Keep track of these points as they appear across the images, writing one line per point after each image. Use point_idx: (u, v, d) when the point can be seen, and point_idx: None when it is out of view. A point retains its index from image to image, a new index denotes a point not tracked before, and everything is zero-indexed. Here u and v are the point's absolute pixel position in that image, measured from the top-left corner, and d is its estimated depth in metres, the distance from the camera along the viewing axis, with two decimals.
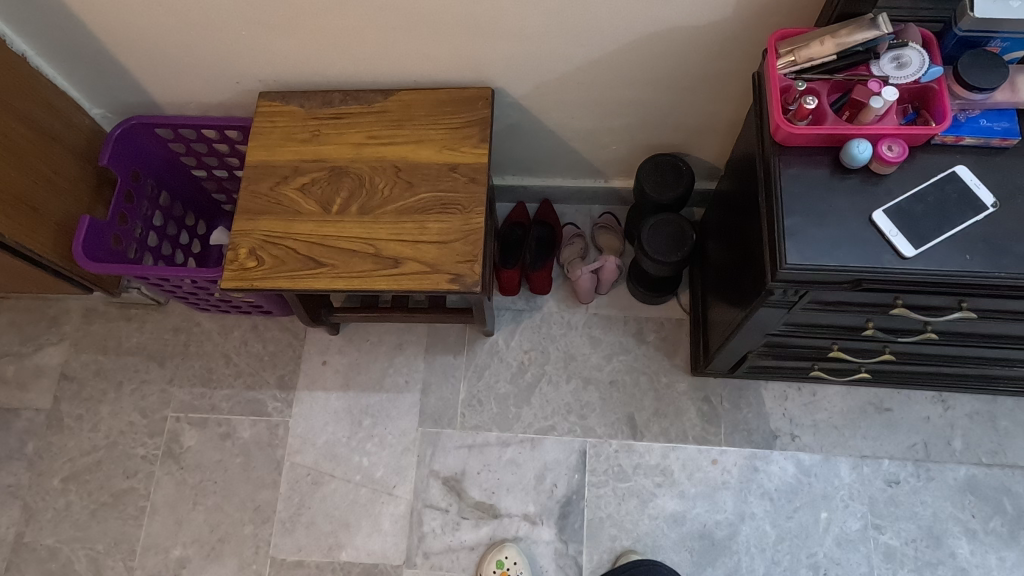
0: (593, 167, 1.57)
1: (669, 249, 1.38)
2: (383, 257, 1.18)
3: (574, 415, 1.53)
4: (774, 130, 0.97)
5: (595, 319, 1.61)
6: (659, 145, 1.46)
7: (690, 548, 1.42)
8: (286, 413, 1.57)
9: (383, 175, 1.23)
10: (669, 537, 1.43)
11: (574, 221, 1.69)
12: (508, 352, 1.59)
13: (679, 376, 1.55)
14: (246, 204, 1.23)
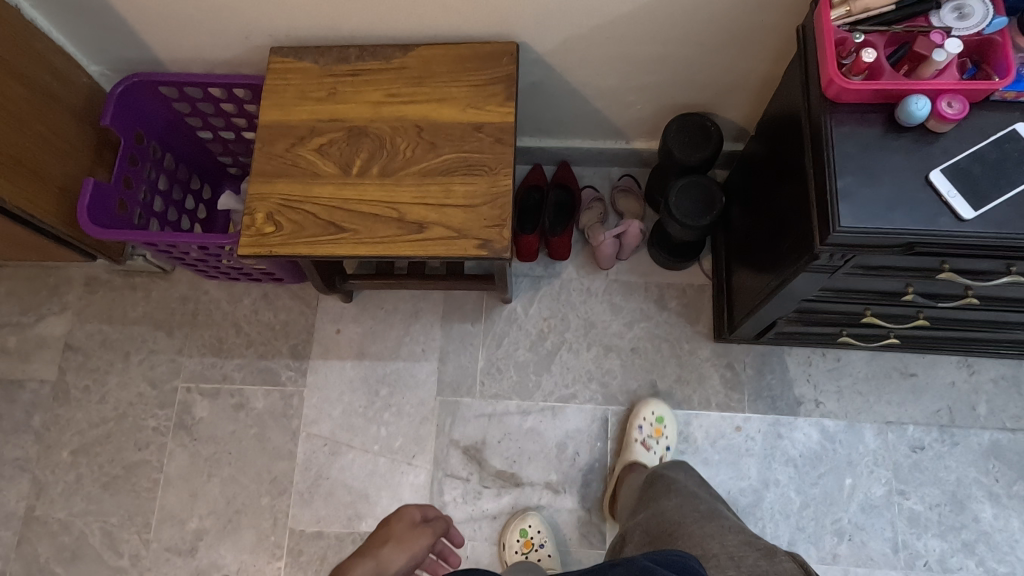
0: (615, 129, 1.51)
1: (697, 212, 1.34)
2: (407, 222, 1.13)
3: (596, 382, 1.50)
4: (826, 85, 0.92)
5: (615, 285, 1.57)
6: (686, 104, 1.41)
7: (696, 487, 1.22)
8: (300, 383, 1.53)
9: (405, 136, 1.18)
10: (676, 479, 1.22)
11: (592, 185, 1.64)
12: (527, 320, 1.56)
13: (702, 343, 1.52)
14: (261, 167, 1.17)
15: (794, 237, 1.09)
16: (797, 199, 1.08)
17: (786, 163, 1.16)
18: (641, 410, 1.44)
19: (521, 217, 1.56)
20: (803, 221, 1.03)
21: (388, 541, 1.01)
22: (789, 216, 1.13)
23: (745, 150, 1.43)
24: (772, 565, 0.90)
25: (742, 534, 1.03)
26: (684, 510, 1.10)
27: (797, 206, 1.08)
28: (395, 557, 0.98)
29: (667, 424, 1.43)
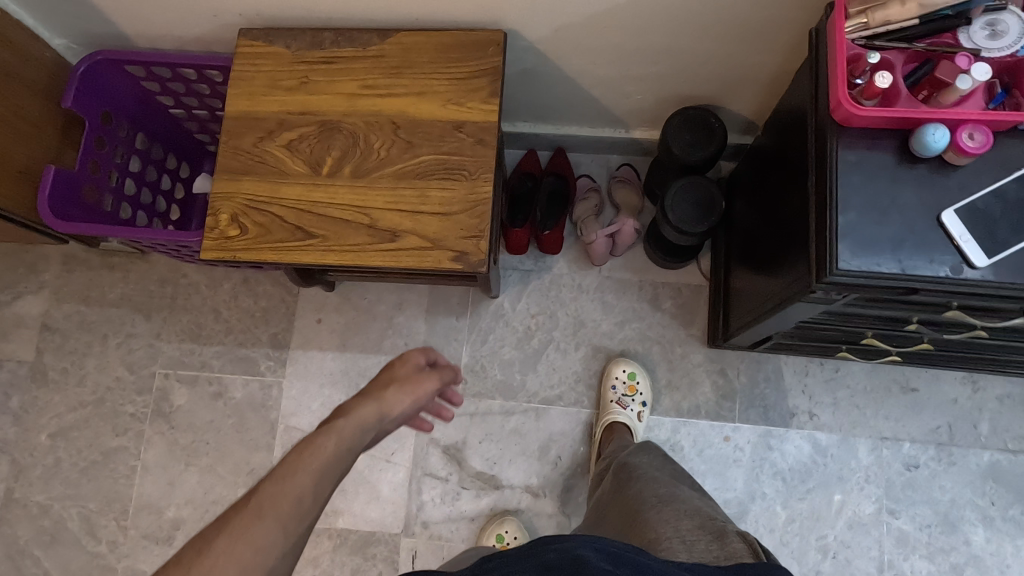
0: (614, 117, 1.41)
1: (693, 216, 1.26)
2: (379, 229, 1.06)
3: (582, 385, 1.46)
4: (834, 107, 0.83)
5: (608, 283, 1.50)
6: (690, 96, 1.30)
7: (659, 469, 1.15)
8: (279, 373, 1.50)
9: (380, 134, 1.09)
10: (639, 467, 1.15)
11: (589, 173, 1.56)
12: (514, 316, 1.50)
13: (695, 347, 1.46)
14: (226, 162, 1.10)
15: (795, 261, 1.01)
16: (799, 219, 1.00)
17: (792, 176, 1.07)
18: (613, 369, 1.43)
19: (512, 208, 1.49)
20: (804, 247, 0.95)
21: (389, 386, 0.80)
22: (791, 236, 1.05)
23: (753, 148, 1.34)
24: (725, 549, 0.87)
25: (699, 517, 0.95)
26: (642, 495, 1.04)
27: (799, 229, 1.00)
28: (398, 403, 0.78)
29: (640, 379, 1.41)
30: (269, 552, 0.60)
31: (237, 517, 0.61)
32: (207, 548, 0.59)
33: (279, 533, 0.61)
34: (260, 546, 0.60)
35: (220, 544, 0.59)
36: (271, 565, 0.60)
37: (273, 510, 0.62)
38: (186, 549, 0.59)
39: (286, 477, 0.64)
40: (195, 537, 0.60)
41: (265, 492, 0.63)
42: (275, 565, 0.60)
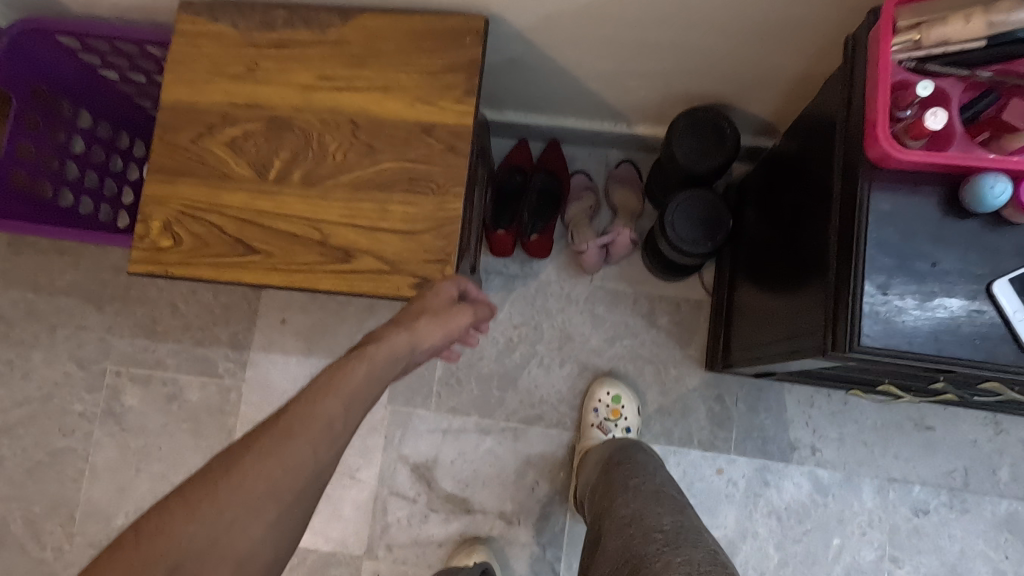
0: (614, 111, 1.25)
1: (696, 235, 1.11)
2: (331, 247, 0.92)
3: (566, 405, 1.34)
4: (869, 144, 0.68)
5: (599, 294, 1.36)
6: (700, 95, 1.14)
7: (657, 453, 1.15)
8: (239, 376, 1.39)
9: (337, 135, 0.95)
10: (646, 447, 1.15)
11: (585, 170, 1.41)
12: (495, 326, 1.37)
13: (690, 370, 1.34)
14: (160, 160, 0.96)
15: (806, 309, 0.87)
16: (812, 261, 0.86)
17: (808, 205, 0.92)
18: (596, 392, 1.31)
19: (498, 205, 1.36)
20: (818, 301, 0.82)
21: (423, 313, 0.83)
22: (802, 277, 0.91)
23: (769, 156, 1.18)
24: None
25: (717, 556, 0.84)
26: (618, 486, 1.00)
27: (811, 273, 0.86)
28: (432, 332, 0.81)
29: (626, 402, 1.29)
30: (305, 471, 0.60)
31: (269, 435, 0.60)
32: (240, 463, 0.59)
33: (312, 451, 0.61)
34: (296, 465, 0.60)
35: (255, 457, 0.59)
36: (305, 484, 0.60)
37: (308, 429, 0.62)
38: (219, 465, 0.59)
39: (318, 399, 0.64)
40: (231, 448, 0.60)
41: (296, 410, 0.63)
42: (311, 480, 0.61)
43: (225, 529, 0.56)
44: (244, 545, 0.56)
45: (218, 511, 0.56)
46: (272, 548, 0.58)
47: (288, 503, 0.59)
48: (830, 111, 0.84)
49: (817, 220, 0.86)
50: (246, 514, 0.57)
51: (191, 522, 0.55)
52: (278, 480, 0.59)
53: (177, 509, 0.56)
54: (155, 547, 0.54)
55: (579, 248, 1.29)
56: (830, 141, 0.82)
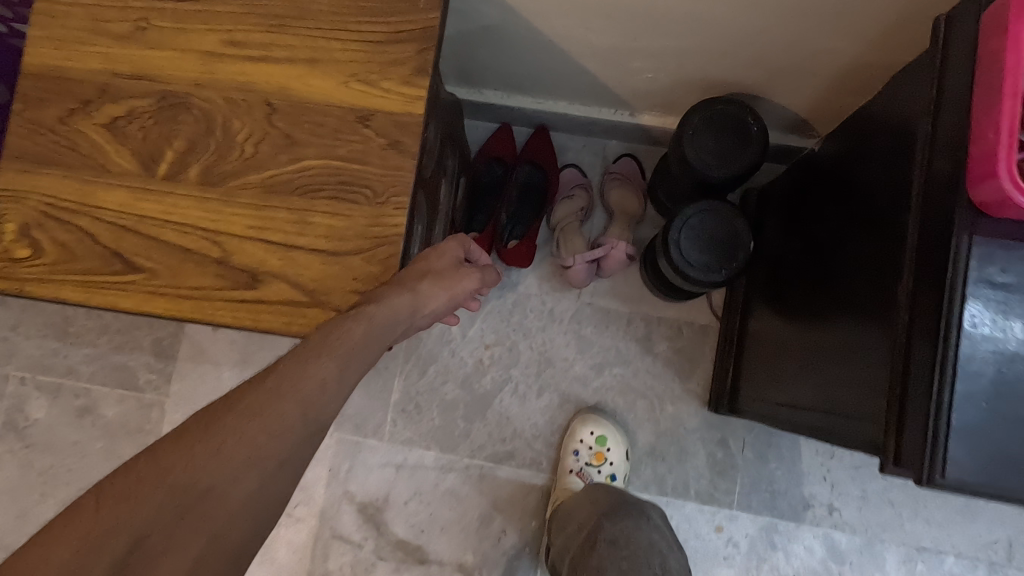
0: (614, 96, 1.03)
1: (708, 259, 0.89)
2: (232, 267, 0.71)
3: (541, 442, 1.14)
4: (981, 180, 0.46)
5: (587, 312, 1.16)
6: (721, 82, 0.92)
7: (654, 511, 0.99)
8: (162, 391, 1.19)
9: (247, 119, 0.72)
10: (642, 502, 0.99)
11: (577, 163, 1.19)
12: (463, 345, 1.17)
13: (690, 408, 1.13)
14: (18, 143, 0.74)
15: (840, 378, 0.67)
16: (852, 318, 0.66)
17: (849, 240, 0.72)
18: (576, 432, 1.10)
19: (474, 202, 1.16)
20: (862, 377, 0.62)
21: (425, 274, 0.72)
22: (834, 332, 0.71)
23: (802, 163, 0.96)
24: None
25: None
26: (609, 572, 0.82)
27: (851, 333, 0.66)
28: (434, 298, 0.71)
29: (611, 445, 1.08)
30: (288, 436, 0.56)
31: (251, 396, 0.56)
32: (219, 425, 0.55)
33: (296, 417, 0.57)
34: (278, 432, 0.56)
35: (236, 420, 0.55)
36: (290, 451, 0.56)
37: (292, 395, 0.58)
38: (197, 430, 0.54)
39: (306, 360, 0.60)
40: (212, 408, 0.56)
41: (277, 374, 0.58)
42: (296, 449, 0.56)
43: (198, 497, 0.52)
44: (218, 515, 0.52)
45: (193, 477, 0.52)
46: (253, 518, 0.53)
47: (271, 473, 0.54)
48: (898, 122, 0.63)
49: (864, 267, 0.65)
50: (223, 479, 0.53)
51: (163, 488, 0.51)
52: (258, 447, 0.55)
53: (147, 475, 0.51)
54: (122, 515, 0.50)
55: (565, 263, 1.08)
56: (895, 165, 0.61)
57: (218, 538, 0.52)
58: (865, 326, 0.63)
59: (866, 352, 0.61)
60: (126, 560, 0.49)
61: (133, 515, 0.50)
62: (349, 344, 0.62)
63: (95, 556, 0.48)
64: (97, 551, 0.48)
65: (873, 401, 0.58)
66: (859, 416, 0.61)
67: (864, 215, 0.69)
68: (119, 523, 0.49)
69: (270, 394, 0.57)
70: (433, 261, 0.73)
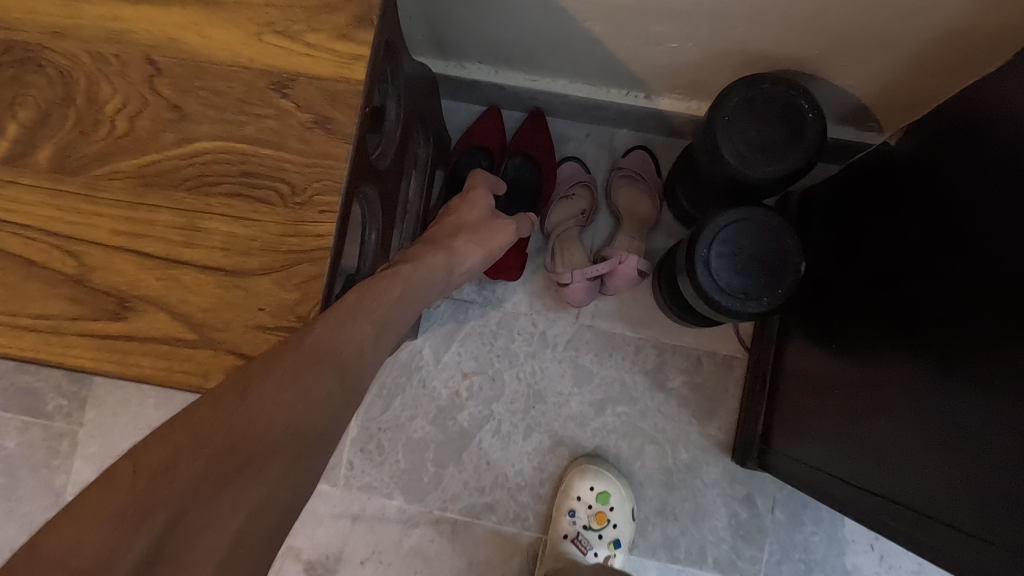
0: (627, 71, 0.83)
1: (745, 284, 0.69)
2: (94, 289, 0.51)
3: (529, 493, 0.94)
4: None
5: (586, 337, 0.96)
6: (765, 54, 0.72)
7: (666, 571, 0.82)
8: (75, 419, 0.99)
9: (120, 82, 0.52)
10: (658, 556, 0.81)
11: (578, 156, 0.99)
12: (437, 372, 0.97)
13: (709, 456, 0.93)
14: None
15: (909, 468, 0.57)
16: (928, 400, 0.57)
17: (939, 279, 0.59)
18: (572, 487, 0.91)
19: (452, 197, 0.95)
20: (951, 481, 0.52)
21: (458, 229, 0.75)
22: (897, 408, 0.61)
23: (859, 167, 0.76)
24: None
25: None
26: None
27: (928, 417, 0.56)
28: (471, 253, 0.73)
29: (614, 503, 0.90)
30: (334, 400, 0.46)
31: (290, 358, 0.45)
32: (256, 391, 0.43)
33: (340, 387, 0.47)
34: (323, 402, 0.45)
35: (276, 383, 0.44)
36: (327, 424, 0.45)
37: (334, 361, 0.47)
38: (231, 396, 0.42)
39: (344, 320, 0.49)
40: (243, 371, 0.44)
41: (317, 335, 0.47)
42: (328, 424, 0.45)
43: (237, 472, 0.40)
44: (262, 496, 0.41)
45: (230, 449, 0.40)
46: (291, 501, 0.42)
47: (308, 448, 0.44)
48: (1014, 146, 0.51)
49: (986, 323, 0.51)
50: (266, 449, 0.42)
51: (199, 462, 0.39)
52: (300, 417, 0.44)
53: (182, 443, 0.40)
54: (151, 492, 0.38)
55: (562, 279, 0.88)
56: (1000, 228, 0.51)
57: (262, 520, 0.40)
58: (957, 417, 0.53)
59: (963, 452, 0.51)
60: (160, 546, 0.37)
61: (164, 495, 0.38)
62: (384, 309, 0.53)
63: (122, 548, 0.36)
64: (134, 529, 0.36)
65: (983, 520, 0.48)
66: (948, 528, 0.51)
67: (971, 251, 0.55)
68: (150, 504, 0.37)
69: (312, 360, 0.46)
70: (464, 216, 0.78)
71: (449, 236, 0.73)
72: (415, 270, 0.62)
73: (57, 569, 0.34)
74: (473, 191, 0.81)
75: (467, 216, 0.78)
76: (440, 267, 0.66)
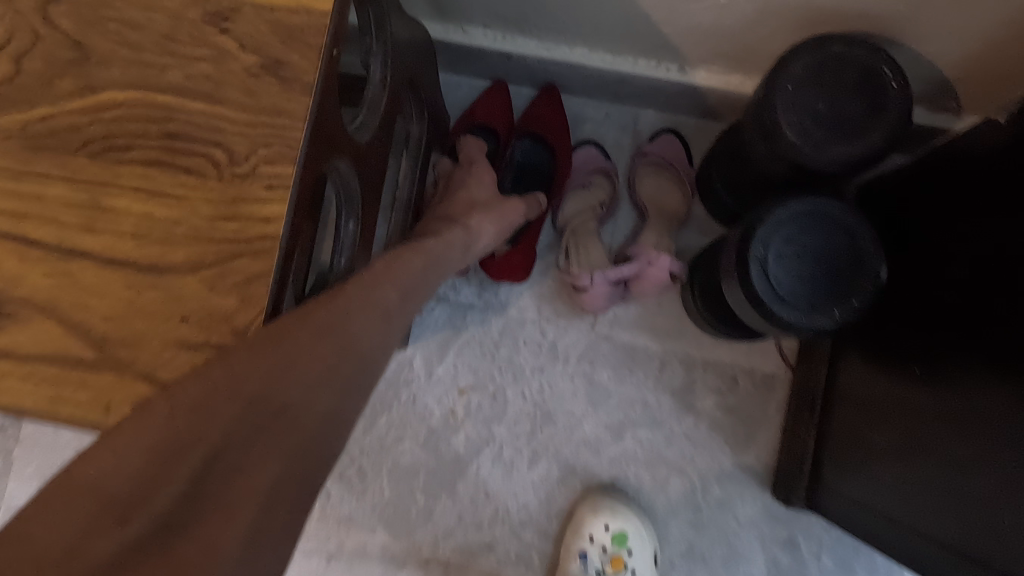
0: (660, 37, 0.70)
1: (810, 293, 0.56)
2: None
3: (533, 530, 0.81)
4: None
5: (602, 349, 0.83)
6: (835, 13, 0.59)
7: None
8: (9, 435, 0.86)
9: (3, 8, 0.39)
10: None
11: (597, 139, 0.85)
12: (429, 388, 0.83)
13: (744, 491, 0.80)
14: None
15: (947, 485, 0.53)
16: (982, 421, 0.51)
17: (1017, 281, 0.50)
18: (583, 525, 0.77)
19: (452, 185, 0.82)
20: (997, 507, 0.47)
21: (471, 205, 0.67)
22: (926, 404, 0.57)
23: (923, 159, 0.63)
24: None
25: None
26: None
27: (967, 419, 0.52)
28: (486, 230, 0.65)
29: (633, 545, 0.77)
30: (371, 357, 0.39)
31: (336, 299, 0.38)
32: (300, 334, 0.35)
33: (376, 342, 0.40)
34: (361, 356, 0.38)
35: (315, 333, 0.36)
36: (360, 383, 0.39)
37: (372, 315, 0.40)
38: (270, 336, 0.34)
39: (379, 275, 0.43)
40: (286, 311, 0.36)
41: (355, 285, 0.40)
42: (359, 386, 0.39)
43: (274, 417, 0.34)
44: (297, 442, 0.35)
45: (267, 395, 0.34)
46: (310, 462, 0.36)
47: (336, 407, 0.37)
48: None
49: None
50: (306, 394, 0.35)
51: (237, 404, 0.33)
52: (341, 370, 0.37)
53: (220, 378, 0.32)
54: (187, 431, 0.31)
55: (579, 284, 0.74)
56: None
57: (296, 465, 0.35)
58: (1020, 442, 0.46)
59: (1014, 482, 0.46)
60: (199, 483, 0.32)
61: (201, 436, 0.32)
62: (415, 272, 0.47)
63: (159, 485, 0.30)
64: (168, 467, 0.31)
65: None
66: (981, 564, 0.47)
67: None
68: (187, 446, 0.31)
69: (353, 312, 0.38)
70: (475, 190, 0.69)
71: (463, 211, 0.65)
72: (419, 255, 0.50)
73: (91, 499, 0.29)
74: (477, 164, 0.74)
75: (478, 191, 0.69)
76: (458, 242, 0.59)
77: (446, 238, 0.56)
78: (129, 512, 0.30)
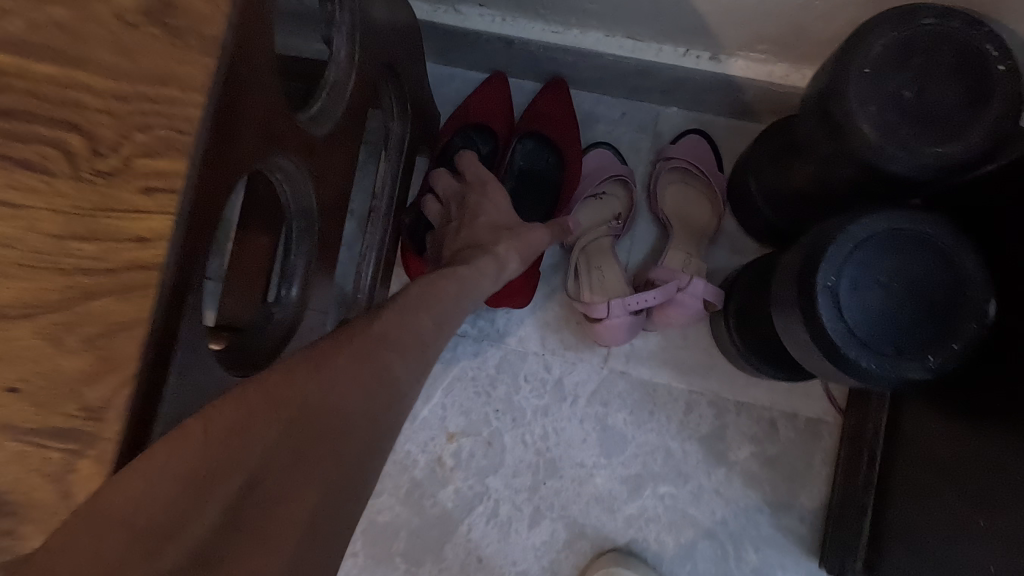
0: (692, 16, 0.58)
1: (892, 333, 0.44)
2: None
3: None
4: None
5: (618, 388, 0.70)
6: None
7: None
8: None
9: None
10: None
11: (610, 142, 0.73)
12: (412, 434, 0.71)
13: (786, 560, 0.67)
14: None
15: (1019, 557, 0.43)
16: None
17: None
18: None
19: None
20: None
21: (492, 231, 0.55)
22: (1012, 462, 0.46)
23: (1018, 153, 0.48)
24: None
25: None
26: None
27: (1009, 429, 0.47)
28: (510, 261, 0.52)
29: None
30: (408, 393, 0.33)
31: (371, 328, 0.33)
32: (337, 354, 0.31)
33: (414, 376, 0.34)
34: (411, 378, 0.33)
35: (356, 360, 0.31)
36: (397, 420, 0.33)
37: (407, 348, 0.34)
38: (306, 358, 0.30)
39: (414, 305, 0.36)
40: (328, 335, 0.32)
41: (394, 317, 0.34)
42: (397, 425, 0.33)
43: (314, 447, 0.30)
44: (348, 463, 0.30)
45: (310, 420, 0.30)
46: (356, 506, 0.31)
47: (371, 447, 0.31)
48: None
49: None
50: (348, 418, 0.31)
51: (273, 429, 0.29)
52: (386, 393, 0.32)
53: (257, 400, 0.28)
54: (220, 459, 0.27)
55: (596, 315, 0.62)
56: None
57: (339, 500, 0.30)
58: None
59: None
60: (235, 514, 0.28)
61: (238, 466, 0.27)
62: (455, 299, 0.40)
63: (194, 515, 0.26)
64: (206, 491, 0.27)
65: None
66: None
67: None
68: (223, 474, 0.27)
69: (392, 337, 0.33)
70: (495, 214, 0.56)
71: (488, 237, 0.53)
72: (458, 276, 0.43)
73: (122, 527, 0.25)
74: (490, 181, 0.59)
75: (499, 216, 0.56)
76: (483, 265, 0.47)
77: (466, 275, 0.43)
78: (165, 543, 0.26)
